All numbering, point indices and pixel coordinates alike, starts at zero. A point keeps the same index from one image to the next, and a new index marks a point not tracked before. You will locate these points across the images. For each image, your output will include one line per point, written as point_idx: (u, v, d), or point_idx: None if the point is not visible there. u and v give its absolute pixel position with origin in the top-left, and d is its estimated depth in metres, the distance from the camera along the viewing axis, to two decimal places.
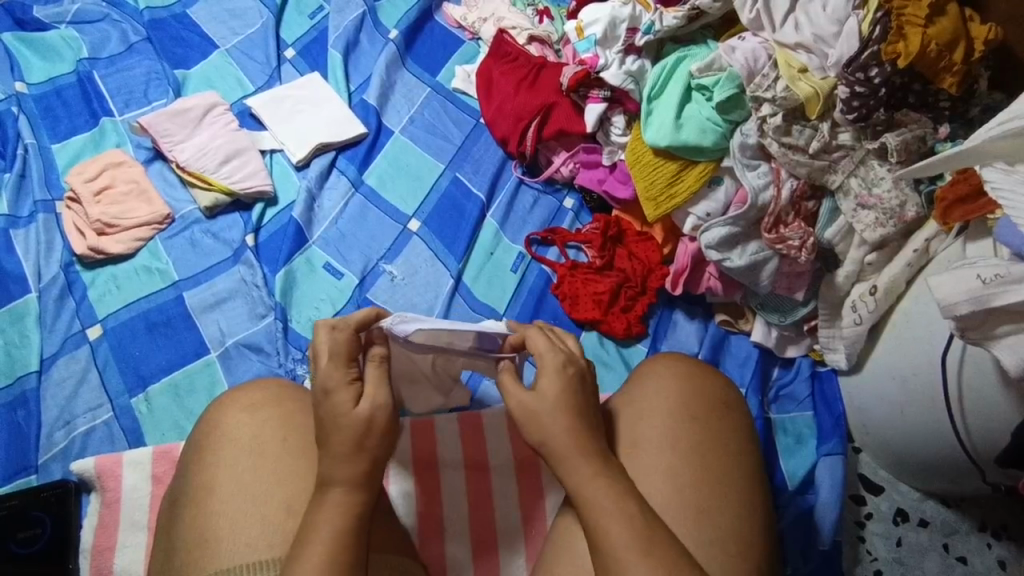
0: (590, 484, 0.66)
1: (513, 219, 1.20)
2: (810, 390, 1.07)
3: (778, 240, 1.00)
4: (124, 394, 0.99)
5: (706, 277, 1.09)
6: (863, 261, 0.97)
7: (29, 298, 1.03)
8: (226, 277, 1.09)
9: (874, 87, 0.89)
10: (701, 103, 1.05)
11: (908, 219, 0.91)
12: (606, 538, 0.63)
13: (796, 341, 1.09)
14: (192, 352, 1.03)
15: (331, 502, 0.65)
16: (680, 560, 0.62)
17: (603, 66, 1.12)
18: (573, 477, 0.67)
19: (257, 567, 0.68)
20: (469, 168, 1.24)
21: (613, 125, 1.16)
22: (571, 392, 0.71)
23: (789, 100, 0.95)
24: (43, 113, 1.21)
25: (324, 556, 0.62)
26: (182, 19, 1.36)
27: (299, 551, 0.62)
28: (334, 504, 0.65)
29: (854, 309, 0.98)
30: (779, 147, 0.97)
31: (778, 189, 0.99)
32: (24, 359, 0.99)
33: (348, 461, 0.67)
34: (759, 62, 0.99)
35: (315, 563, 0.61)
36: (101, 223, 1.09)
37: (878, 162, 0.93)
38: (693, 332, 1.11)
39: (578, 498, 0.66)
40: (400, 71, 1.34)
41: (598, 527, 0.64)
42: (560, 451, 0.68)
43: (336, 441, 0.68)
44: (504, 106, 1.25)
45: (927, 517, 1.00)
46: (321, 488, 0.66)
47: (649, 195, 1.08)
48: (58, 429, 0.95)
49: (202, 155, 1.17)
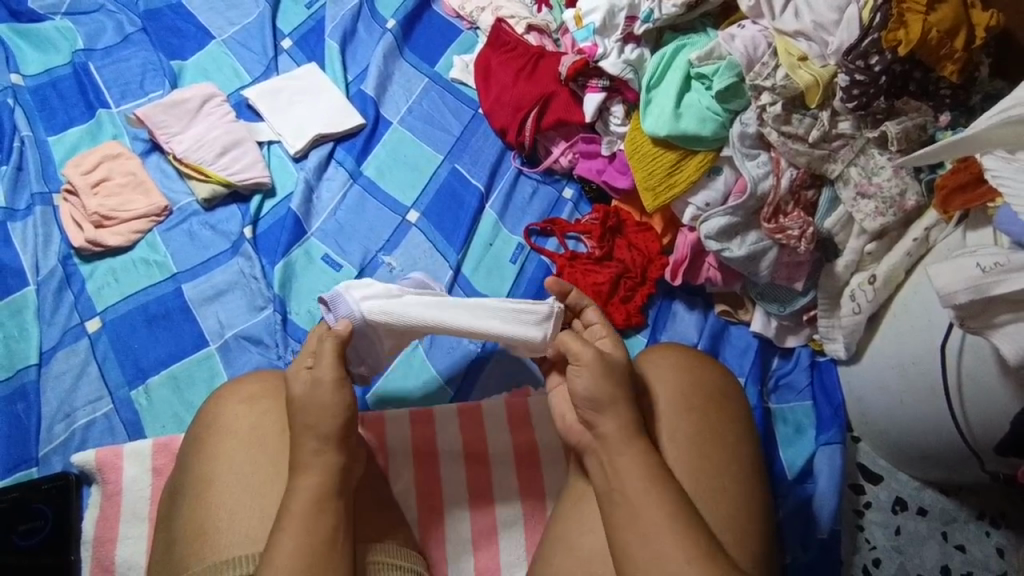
0: (637, 466, 0.69)
1: (512, 211, 1.20)
2: (809, 380, 1.07)
3: (778, 230, 0.99)
4: (124, 387, 0.99)
5: (705, 266, 1.09)
6: (863, 250, 0.97)
7: (28, 292, 1.03)
8: (224, 269, 1.09)
9: (874, 76, 0.87)
10: (701, 92, 1.02)
11: (908, 208, 0.91)
12: (637, 519, 0.66)
13: (795, 331, 1.09)
14: (192, 343, 1.03)
15: (311, 475, 0.68)
16: (707, 546, 0.64)
17: (601, 56, 1.09)
18: (612, 458, 0.71)
19: (240, 563, 0.67)
20: (467, 159, 1.24)
21: (612, 116, 1.14)
22: (607, 378, 0.73)
23: (789, 89, 0.94)
24: (40, 106, 1.20)
25: (306, 528, 0.66)
26: (178, 9, 1.35)
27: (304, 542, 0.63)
28: (314, 472, 0.69)
29: (853, 299, 0.97)
30: (779, 136, 0.96)
31: (777, 179, 0.98)
32: (23, 352, 0.99)
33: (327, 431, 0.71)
34: (759, 50, 0.97)
35: (297, 537, 0.65)
36: (99, 216, 1.09)
37: (879, 151, 0.93)
38: (693, 323, 1.11)
39: (619, 484, 0.69)
40: (398, 61, 1.33)
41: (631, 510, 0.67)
42: (606, 431, 0.72)
43: (340, 421, 0.71)
44: (502, 96, 1.24)
45: (926, 506, 1.01)
46: (325, 470, 0.69)
47: (648, 185, 1.06)
48: (58, 422, 0.95)
49: (200, 147, 1.16)
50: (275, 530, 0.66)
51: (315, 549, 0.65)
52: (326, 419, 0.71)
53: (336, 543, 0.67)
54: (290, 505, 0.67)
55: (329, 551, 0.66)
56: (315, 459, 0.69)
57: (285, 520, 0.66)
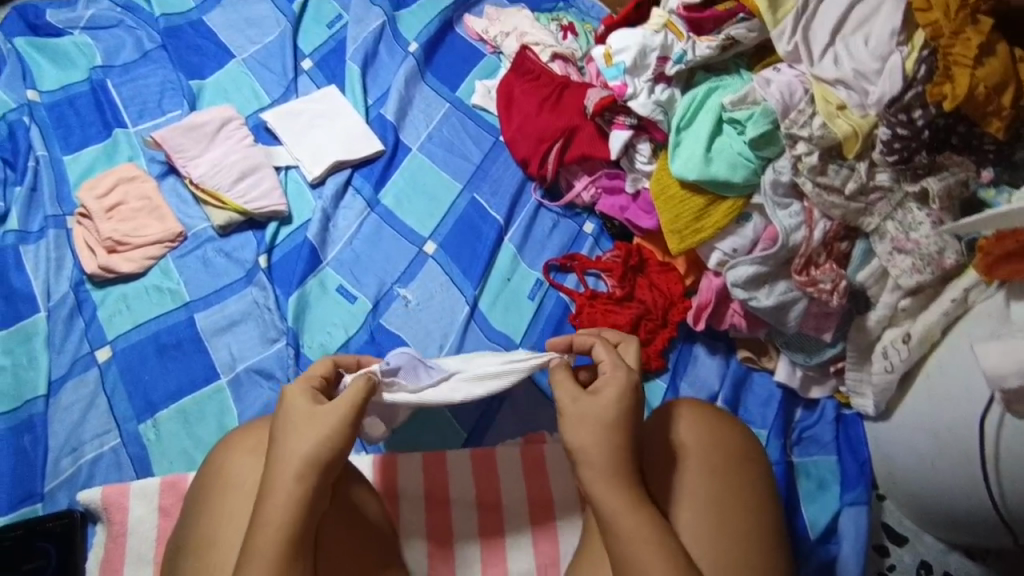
0: (627, 514, 0.68)
1: (531, 244, 1.17)
2: (834, 434, 1.04)
3: (809, 282, 0.95)
4: (132, 420, 0.97)
5: (730, 312, 1.05)
6: (897, 306, 0.94)
7: (38, 319, 1.02)
8: (237, 299, 1.07)
9: (917, 130, 0.84)
10: (733, 137, 0.98)
11: (947, 266, 0.88)
12: None
13: (820, 381, 1.06)
14: (202, 377, 1.01)
15: (286, 505, 0.67)
16: None
17: (631, 95, 1.04)
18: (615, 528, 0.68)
19: None
20: (487, 189, 1.21)
21: (638, 153, 1.10)
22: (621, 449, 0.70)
23: (826, 138, 0.90)
24: (56, 124, 1.19)
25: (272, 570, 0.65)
26: (199, 27, 1.33)
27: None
28: (282, 508, 0.67)
29: (885, 356, 0.95)
30: (814, 186, 0.92)
31: (810, 230, 0.95)
32: (32, 382, 0.97)
33: (313, 458, 0.69)
34: (795, 96, 0.93)
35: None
36: (112, 241, 1.07)
37: (918, 205, 0.89)
38: (715, 369, 1.08)
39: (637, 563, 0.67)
40: (418, 85, 1.31)
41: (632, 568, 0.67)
42: (614, 503, 0.69)
43: None
44: (525, 125, 1.21)
45: (952, 571, 0.97)
46: (299, 501, 0.68)
47: (673, 227, 1.03)
48: (64, 456, 0.93)
49: (216, 172, 1.14)
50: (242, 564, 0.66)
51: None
52: (315, 446, 0.70)
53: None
54: (256, 545, 0.66)
55: None
56: (294, 488, 0.68)
57: (255, 558, 0.65)
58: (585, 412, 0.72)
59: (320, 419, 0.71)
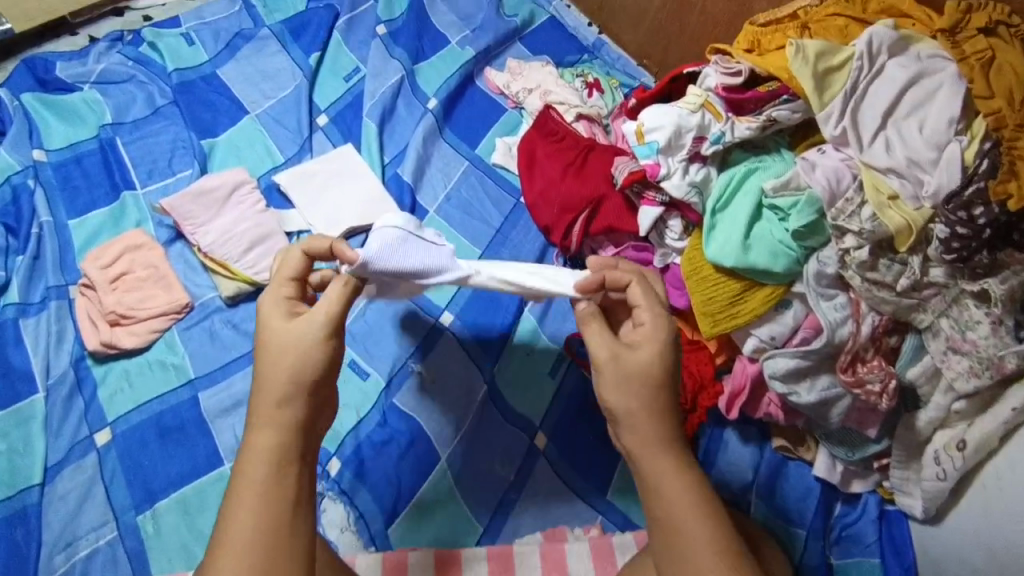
0: (674, 475, 0.70)
1: (552, 315, 1.12)
2: (878, 533, 0.97)
3: (856, 383, 0.89)
4: (131, 511, 0.91)
5: (766, 401, 0.99)
6: (950, 408, 0.87)
7: (35, 400, 0.96)
8: (244, 376, 1.02)
9: (978, 228, 0.77)
10: (774, 223, 0.93)
11: (1007, 371, 0.80)
12: None
13: (863, 476, 0.98)
14: (205, 462, 0.95)
15: (274, 427, 0.67)
16: None
17: (664, 176, 0.98)
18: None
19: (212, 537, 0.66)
20: (507, 255, 1.16)
21: (668, 229, 1.04)
22: None
23: (878, 232, 0.84)
24: (62, 184, 1.14)
25: (264, 493, 0.65)
26: (211, 80, 1.29)
27: (249, 501, 0.64)
28: (278, 429, 0.67)
29: (938, 462, 0.88)
30: (862, 282, 0.86)
31: (857, 325, 0.89)
32: (27, 469, 0.91)
33: (302, 378, 0.68)
34: (843, 183, 0.87)
35: (253, 502, 0.64)
36: (116, 314, 1.02)
37: (975, 303, 0.82)
38: (748, 457, 1.01)
39: None
40: (437, 143, 1.26)
41: (676, 522, 0.68)
42: None
43: None
44: (549, 191, 1.15)
45: None
46: (295, 420, 0.68)
47: (707, 309, 0.96)
48: (58, 552, 0.87)
49: (226, 240, 1.09)
50: (233, 495, 0.65)
51: (279, 521, 0.64)
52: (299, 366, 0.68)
53: (298, 509, 0.65)
54: (247, 467, 0.66)
55: (287, 513, 0.65)
56: (281, 411, 0.67)
57: (247, 481, 0.65)
58: (629, 419, 0.70)
59: (299, 334, 0.70)
